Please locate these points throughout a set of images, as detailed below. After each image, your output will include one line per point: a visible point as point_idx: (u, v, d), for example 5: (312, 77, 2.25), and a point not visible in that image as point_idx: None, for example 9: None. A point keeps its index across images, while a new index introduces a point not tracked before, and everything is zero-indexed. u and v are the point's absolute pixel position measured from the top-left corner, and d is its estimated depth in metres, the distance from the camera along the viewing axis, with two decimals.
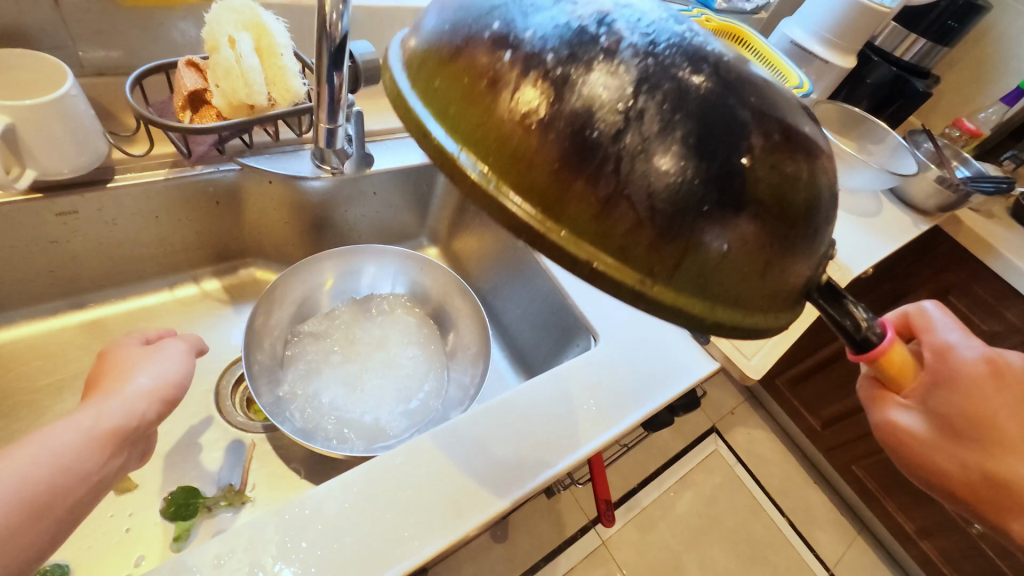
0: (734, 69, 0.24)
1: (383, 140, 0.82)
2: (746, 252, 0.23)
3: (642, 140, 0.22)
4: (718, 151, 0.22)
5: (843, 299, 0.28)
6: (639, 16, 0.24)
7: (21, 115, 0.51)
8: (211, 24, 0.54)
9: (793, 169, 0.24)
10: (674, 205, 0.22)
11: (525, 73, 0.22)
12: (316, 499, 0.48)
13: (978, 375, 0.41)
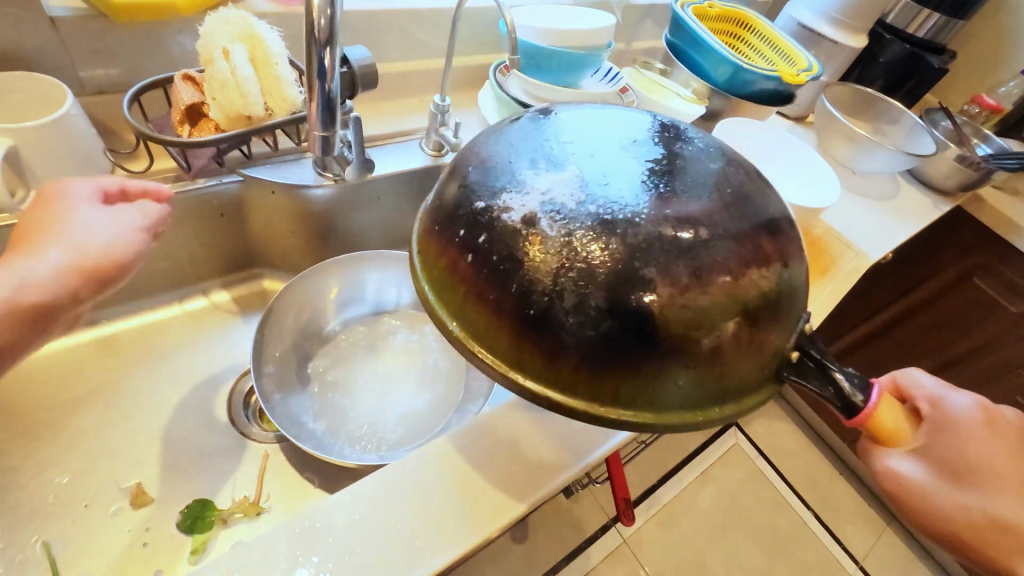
0: (659, 219, 0.30)
1: (384, 145, 0.82)
2: (678, 367, 0.31)
3: (577, 306, 0.30)
4: (639, 305, 0.29)
5: (823, 372, 0.34)
6: (578, 186, 0.31)
7: (23, 136, 0.51)
8: (205, 36, 0.54)
9: (708, 303, 0.30)
10: (611, 348, 0.30)
11: (486, 269, 0.30)
12: (324, 509, 0.48)
13: (971, 422, 0.41)
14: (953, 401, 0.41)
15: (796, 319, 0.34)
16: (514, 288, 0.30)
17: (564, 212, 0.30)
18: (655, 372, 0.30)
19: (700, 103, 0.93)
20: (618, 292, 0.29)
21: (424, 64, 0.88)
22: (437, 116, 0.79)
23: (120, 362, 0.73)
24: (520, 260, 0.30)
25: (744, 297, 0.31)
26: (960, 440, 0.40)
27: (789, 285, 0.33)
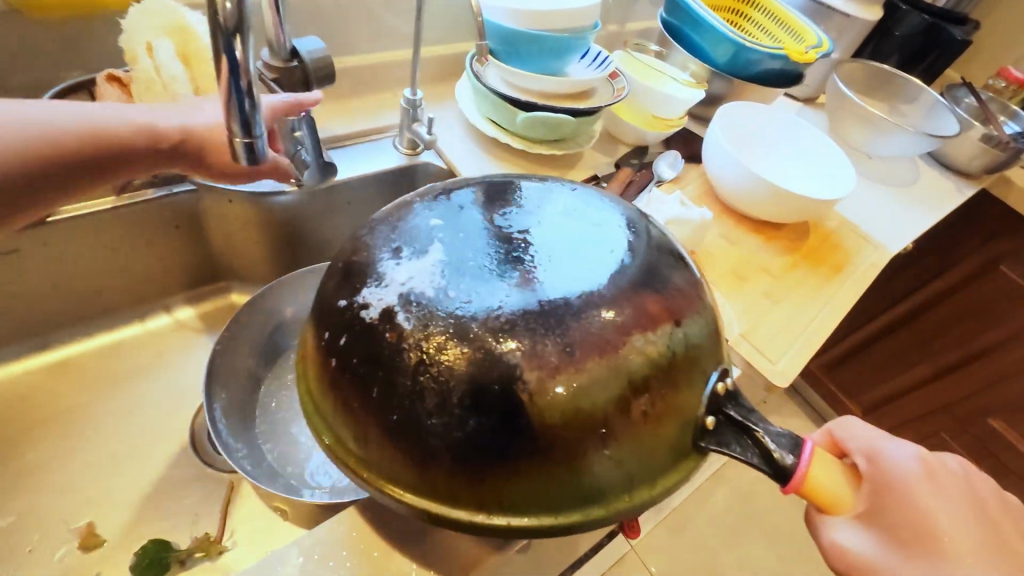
0: (510, 306, 0.32)
1: (353, 145, 0.76)
2: (552, 457, 0.31)
3: (436, 406, 0.31)
4: (493, 397, 0.31)
5: (748, 432, 0.35)
6: (435, 278, 0.33)
7: None
8: (127, 31, 0.48)
9: (565, 385, 0.31)
10: (478, 444, 0.31)
11: (353, 373, 0.33)
12: (272, 563, 0.41)
13: (915, 479, 0.35)
14: (902, 462, 0.36)
15: (693, 388, 0.34)
16: (382, 392, 0.32)
17: (420, 310, 0.32)
18: (530, 464, 0.31)
19: (699, 87, 0.86)
20: (477, 386, 0.31)
21: (397, 54, 0.81)
22: (409, 110, 0.73)
23: (77, 389, 0.68)
24: (385, 362, 0.32)
25: (610, 378, 0.31)
26: (913, 507, 0.35)
27: (678, 348, 0.33)
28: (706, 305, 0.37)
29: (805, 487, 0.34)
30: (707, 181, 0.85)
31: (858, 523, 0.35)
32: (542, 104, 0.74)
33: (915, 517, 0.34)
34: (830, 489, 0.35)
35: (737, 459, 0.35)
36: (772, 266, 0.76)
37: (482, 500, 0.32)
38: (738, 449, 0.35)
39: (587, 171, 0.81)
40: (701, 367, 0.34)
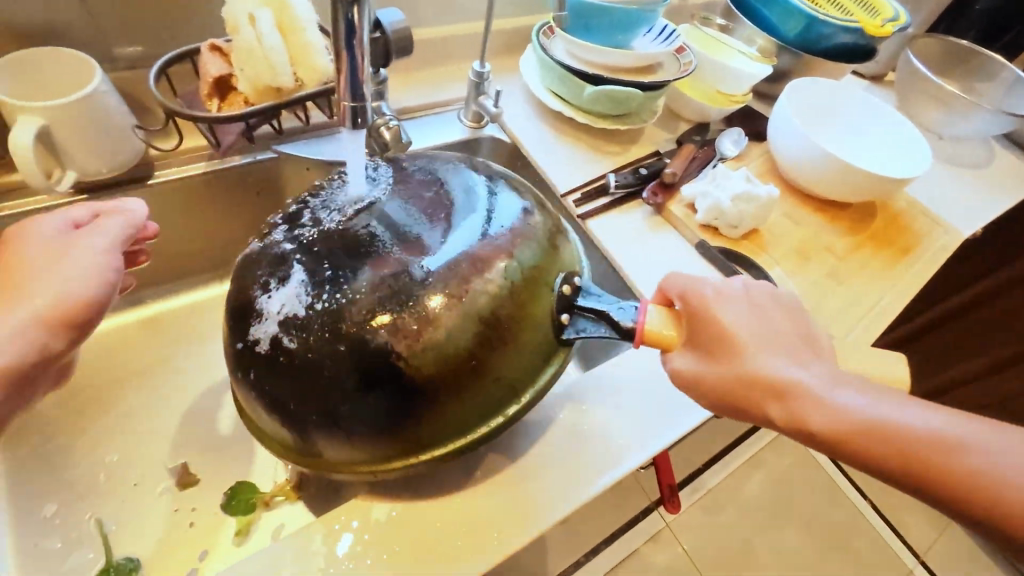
0: (364, 299, 0.40)
1: (419, 117, 0.77)
2: (445, 390, 0.40)
3: (343, 400, 0.39)
4: (377, 373, 0.39)
5: (596, 311, 0.46)
6: (304, 298, 0.40)
7: (56, 116, 0.50)
8: (230, 4, 0.50)
9: (430, 343, 0.40)
10: (384, 403, 0.39)
11: (270, 400, 0.41)
12: (361, 508, 0.47)
13: (714, 298, 0.44)
14: (710, 288, 0.44)
15: (537, 305, 0.44)
16: (298, 393, 0.40)
17: (302, 311, 0.40)
18: (431, 400, 0.40)
19: (767, 63, 0.84)
20: (367, 368, 0.39)
21: (463, 28, 0.82)
22: (477, 84, 0.74)
23: (168, 343, 0.73)
24: (292, 366, 0.40)
25: (466, 319, 0.40)
26: (728, 324, 0.42)
27: (515, 276, 0.43)
28: (533, 231, 0.46)
29: (649, 338, 0.44)
30: (769, 160, 0.83)
31: (690, 347, 0.43)
32: (609, 78, 0.74)
33: (731, 330, 0.42)
34: (666, 328, 0.44)
35: (603, 338, 0.45)
36: (836, 247, 0.75)
37: (409, 442, 0.41)
38: (594, 329, 0.46)
39: (648, 148, 0.81)
40: (544, 281, 0.45)
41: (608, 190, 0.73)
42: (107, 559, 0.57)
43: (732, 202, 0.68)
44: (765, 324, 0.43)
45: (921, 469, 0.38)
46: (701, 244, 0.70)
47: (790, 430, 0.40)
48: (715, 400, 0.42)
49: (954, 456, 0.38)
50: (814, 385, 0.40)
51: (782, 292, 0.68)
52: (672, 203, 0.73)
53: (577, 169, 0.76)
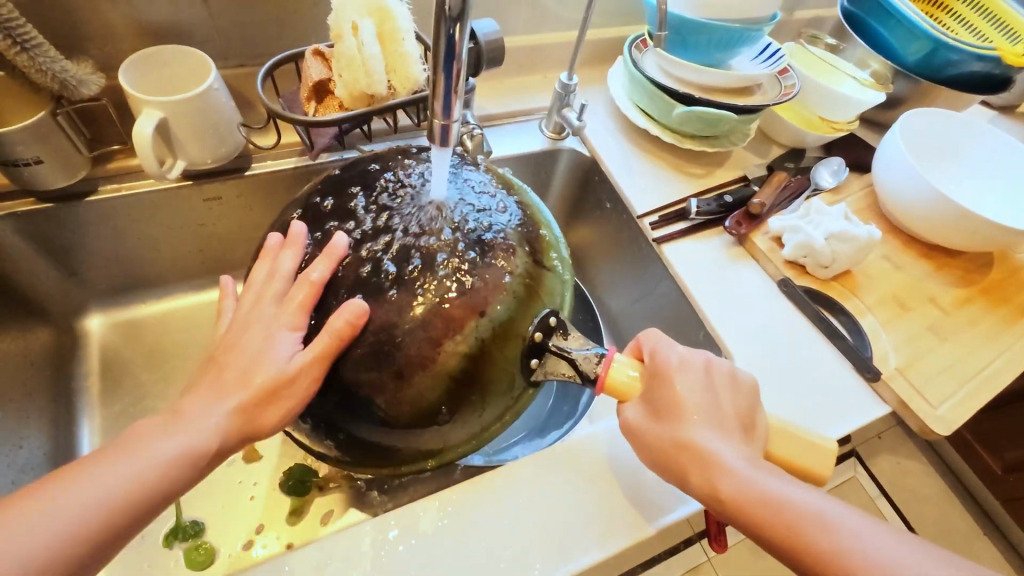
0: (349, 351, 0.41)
1: (501, 126, 0.77)
2: (422, 431, 0.43)
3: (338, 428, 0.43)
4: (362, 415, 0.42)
5: (564, 354, 0.45)
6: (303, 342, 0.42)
7: (171, 109, 0.54)
8: (335, 11, 0.51)
9: (408, 392, 0.41)
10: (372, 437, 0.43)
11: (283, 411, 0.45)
12: (414, 511, 0.47)
13: (670, 365, 0.45)
14: (667, 352, 0.45)
15: (507, 353, 0.44)
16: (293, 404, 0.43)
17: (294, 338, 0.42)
18: (408, 437, 0.43)
19: (881, 90, 0.77)
20: (353, 410, 0.42)
21: (553, 37, 0.81)
22: (563, 95, 0.73)
23: None
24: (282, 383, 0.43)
25: (438, 372, 0.41)
26: (676, 390, 0.44)
27: (485, 333, 0.42)
28: (513, 275, 0.44)
29: (607, 387, 0.46)
30: (871, 194, 0.77)
31: (641, 402, 0.45)
32: (703, 97, 0.71)
33: (678, 397, 0.43)
34: (623, 384, 0.45)
35: (564, 380, 0.46)
36: (942, 299, 0.67)
37: (389, 456, 0.45)
38: (562, 372, 0.46)
39: (736, 172, 0.77)
40: (518, 332, 0.44)
41: (688, 214, 0.70)
42: (176, 519, 0.61)
43: (825, 240, 0.63)
44: (717, 398, 0.44)
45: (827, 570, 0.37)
46: (785, 281, 0.66)
47: (710, 497, 0.41)
48: (652, 455, 0.44)
49: (831, 537, 0.38)
50: (744, 464, 0.41)
51: (873, 343, 0.62)
52: (756, 234, 0.69)
53: (657, 189, 0.73)
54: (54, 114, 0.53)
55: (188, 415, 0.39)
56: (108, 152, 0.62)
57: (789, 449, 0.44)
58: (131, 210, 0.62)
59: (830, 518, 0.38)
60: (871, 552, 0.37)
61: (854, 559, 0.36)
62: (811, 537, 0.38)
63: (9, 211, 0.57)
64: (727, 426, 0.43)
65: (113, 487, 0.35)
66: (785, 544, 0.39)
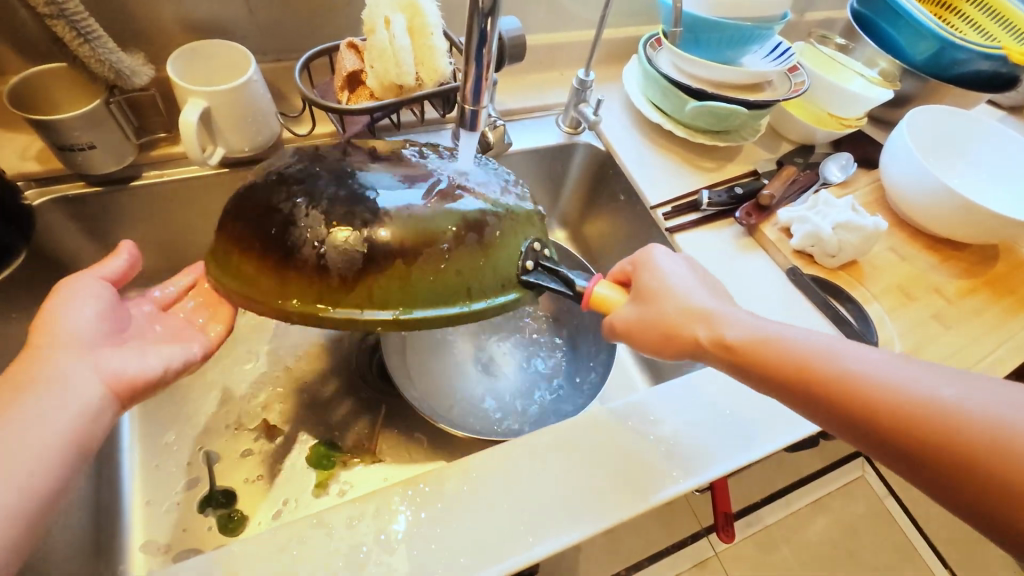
0: (369, 180, 0.44)
1: (520, 120, 0.81)
2: (416, 262, 0.42)
3: (324, 241, 0.41)
4: (364, 224, 0.42)
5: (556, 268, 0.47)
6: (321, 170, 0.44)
7: (215, 99, 0.57)
8: (370, 6, 0.55)
9: (421, 211, 0.43)
10: (362, 259, 0.41)
11: (251, 232, 0.42)
12: (439, 475, 0.50)
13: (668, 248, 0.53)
14: (645, 252, 0.50)
15: (502, 247, 0.45)
16: (264, 245, 0.41)
17: (295, 181, 0.43)
18: (397, 267, 0.42)
19: (889, 87, 0.80)
20: (354, 221, 0.41)
21: (571, 36, 0.84)
22: (580, 91, 0.76)
23: None
24: (262, 221, 0.41)
25: (427, 240, 0.42)
26: (661, 278, 0.48)
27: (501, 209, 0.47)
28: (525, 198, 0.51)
29: (593, 303, 0.48)
30: (878, 189, 0.79)
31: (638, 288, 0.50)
32: (714, 92, 0.73)
33: (663, 283, 0.47)
34: (607, 296, 0.47)
35: (556, 293, 0.47)
36: (946, 290, 0.69)
37: (368, 298, 0.42)
38: (553, 284, 0.47)
39: (747, 166, 0.80)
40: (522, 230, 0.47)
41: (699, 206, 0.72)
42: (209, 488, 0.64)
43: (832, 230, 0.66)
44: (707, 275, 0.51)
45: (846, 388, 0.38)
46: (794, 269, 0.68)
47: (722, 344, 0.44)
48: (658, 327, 0.46)
49: (841, 361, 0.40)
50: (744, 316, 0.46)
51: (878, 330, 0.64)
52: (765, 225, 0.71)
53: (670, 182, 0.76)
54: (107, 102, 0.56)
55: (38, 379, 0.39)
56: (152, 140, 0.66)
57: None
58: (172, 196, 0.66)
59: (824, 346, 0.41)
60: (868, 367, 0.39)
61: (852, 373, 0.39)
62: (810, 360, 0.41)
63: (61, 193, 0.61)
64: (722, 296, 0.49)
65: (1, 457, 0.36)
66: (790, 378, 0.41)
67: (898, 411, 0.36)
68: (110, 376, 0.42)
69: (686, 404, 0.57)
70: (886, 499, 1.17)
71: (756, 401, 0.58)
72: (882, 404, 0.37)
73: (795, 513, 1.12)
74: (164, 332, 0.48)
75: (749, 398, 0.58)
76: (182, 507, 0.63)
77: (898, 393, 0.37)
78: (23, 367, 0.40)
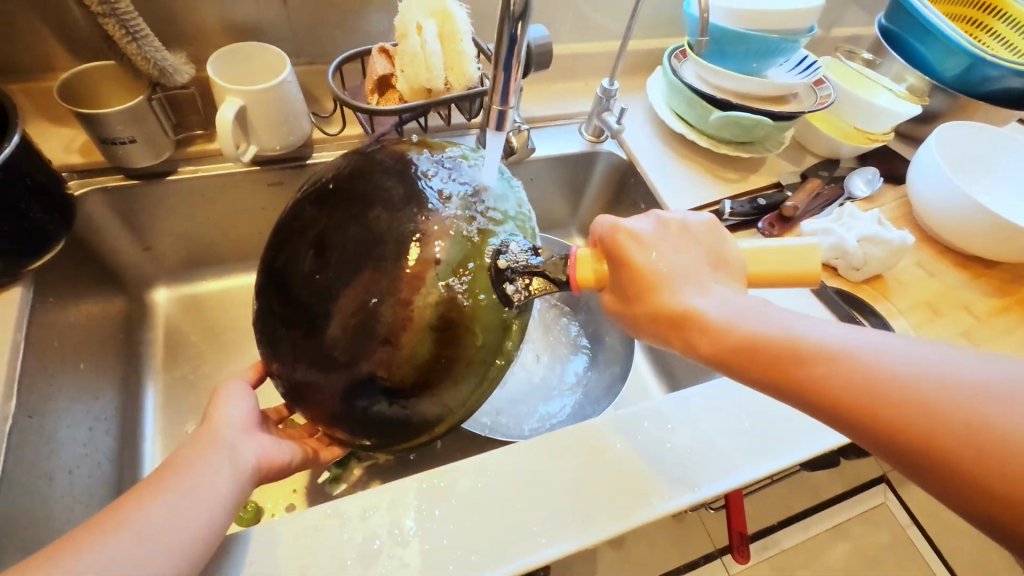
0: (334, 343, 0.44)
1: (544, 128, 0.82)
2: (429, 387, 0.45)
3: (355, 411, 0.46)
4: (374, 392, 0.45)
5: (538, 269, 0.46)
6: (300, 356, 0.46)
7: (251, 97, 0.59)
8: (403, 12, 0.57)
9: (402, 351, 0.44)
10: (391, 410, 0.46)
11: (306, 416, 0.49)
12: (453, 471, 0.50)
13: (631, 232, 0.45)
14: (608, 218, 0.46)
15: (482, 315, 0.45)
16: (320, 423, 0.49)
17: (301, 378, 0.47)
18: (421, 400, 0.46)
19: (916, 102, 0.79)
20: (367, 391, 0.45)
21: (597, 46, 0.86)
22: (604, 100, 0.77)
23: None
24: (309, 409, 0.48)
25: (423, 357, 0.44)
26: (642, 270, 0.44)
27: (462, 261, 0.45)
28: (468, 221, 0.47)
29: (583, 286, 0.47)
30: (905, 205, 0.78)
31: (614, 284, 0.46)
32: (738, 104, 0.74)
33: (644, 272, 0.44)
34: (594, 277, 0.46)
35: (544, 294, 0.47)
36: (976, 307, 0.68)
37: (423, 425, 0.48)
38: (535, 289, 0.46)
39: (770, 178, 0.79)
40: (485, 278, 0.45)
41: (721, 216, 0.72)
42: None
43: (857, 243, 0.65)
44: (683, 253, 0.45)
45: (827, 402, 0.36)
46: (816, 282, 0.67)
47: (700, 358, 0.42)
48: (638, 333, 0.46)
49: (823, 368, 0.37)
50: (724, 314, 0.41)
51: None
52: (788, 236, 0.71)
53: (691, 191, 0.76)
54: (149, 99, 0.59)
55: (217, 435, 0.45)
56: (189, 137, 0.68)
57: (773, 262, 0.45)
58: (204, 191, 0.68)
59: (817, 339, 0.38)
60: (855, 355, 0.37)
61: (839, 381, 0.36)
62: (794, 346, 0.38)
63: (101, 184, 0.64)
64: (703, 285, 0.43)
65: (203, 485, 0.40)
66: (782, 380, 0.38)
67: (873, 397, 0.35)
68: (265, 454, 0.48)
69: (703, 410, 0.56)
70: (910, 529, 1.12)
71: (774, 410, 0.57)
72: (869, 419, 0.35)
73: (813, 537, 1.09)
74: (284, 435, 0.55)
75: (764, 405, 0.57)
76: None
77: (888, 409, 0.34)
78: (208, 431, 0.46)
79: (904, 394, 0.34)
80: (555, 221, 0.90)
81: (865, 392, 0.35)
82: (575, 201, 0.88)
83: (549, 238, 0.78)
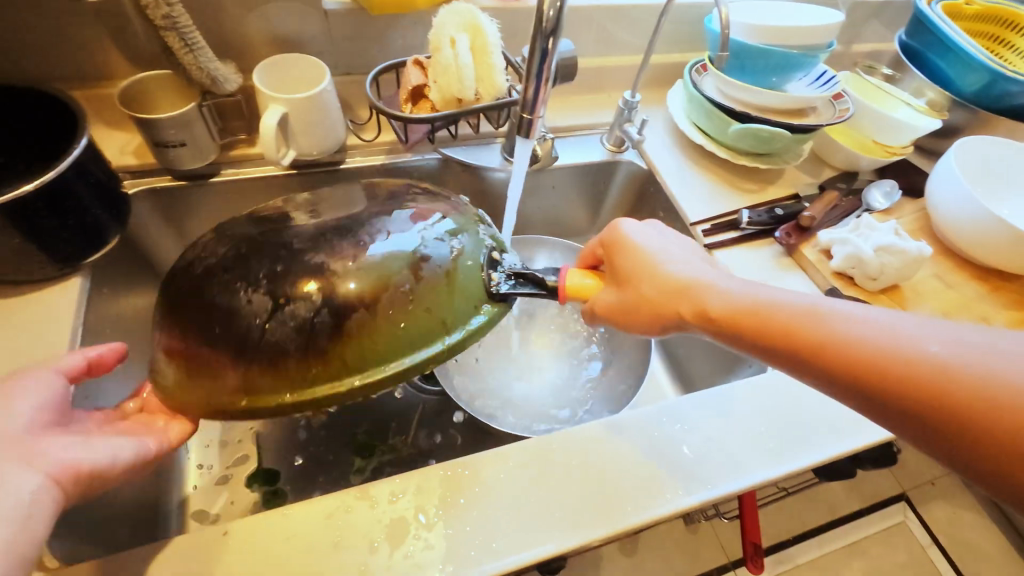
0: (306, 241, 0.45)
1: (567, 137, 0.85)
2: (377, 313, 0.43)
3: (275, 321, 0.42)
4: (316, 300, 0.42)
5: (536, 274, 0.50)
6: (246, 250, 0.44)
7: (292, 105, 0.63)
8: (438, 26, 0.60)
9: (371, 263, 0.44)
10: (323, 328, 0.42)
11: (198, 334, 0.42)
12: (478, 461, 0.52)
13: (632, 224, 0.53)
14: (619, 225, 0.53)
15: (461, 276, 0.47)
16: (209, 345, 0.42)
17: (225, 273, 0.43)
18: (358, 325, 0.43)
19: (935, 117, 0.80)
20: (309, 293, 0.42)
21: (619, 60, 0.88)
22: (625, 112, 0.79)
23: None
24: (202, 322, 0.42)
25: (388, 287, 0.44)
26: (643, 250, 0.50)
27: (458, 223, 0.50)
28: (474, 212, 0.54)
29: (570, 294, 0.51)
30: (923, 218, 0.79)
31: (616, 270, 0.52)
32: (757, 116, 0.76)
33: (646, 251, 0.50)
34: (582, 284, 0.51)
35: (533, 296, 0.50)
36: (994, 319, 0.68)
37: (340, 367, 0.42)
38: (522, 288, 0.49)
39: (789, 189, 0.81)
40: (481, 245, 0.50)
41: (739, 224, 0.74)
42: (258, 465, 0.68)
43: (874, 253, 0.66)
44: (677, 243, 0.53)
45: (818, 348, 0.40)
46: (832, 291, 0.68)
47: (702, 320, 0.46)
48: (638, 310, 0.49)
49: (813, 321, 0.41)
50: (722, 282, 0.47)
51: None
52: (805, 245, 0.72)
53: (709, 200, 0.78)
54: (199, 106, 0.63)
55: None
56: (232, 142, 0.72)
57: None
58: (244, 192, 0.72)
59: (804, 299, 0.42)
60: (842, 310, 0.40)
61: (829, 332, 0.39)
62: (788, 317, 0.42)
63: (151, 184, 0.68)
64: (697, 264, 0.50)
65: None
66: (777, 333, 0.42)
67: (865, 359, 0.37)
68: (55, 467, 0.38)
69: (721, 411, 0.58)
70: (930, 549, 1.10)
71: (791, 412, 0.58)
72: (857, 360, 0.38)
73: (830, 554, 1.08)
74: (127, 425, 0.46)
75: (781, 407, 0.58)
76: (232, 482, 0.67)
77: (873, 348, 0.37)
78: None
79: (884, 336, 0.37)
80: (575, 228, 0.92)
81: (857, 350, 0.38)
82: (595, 209, 0.90)
83: (570, 244, 0.80)
